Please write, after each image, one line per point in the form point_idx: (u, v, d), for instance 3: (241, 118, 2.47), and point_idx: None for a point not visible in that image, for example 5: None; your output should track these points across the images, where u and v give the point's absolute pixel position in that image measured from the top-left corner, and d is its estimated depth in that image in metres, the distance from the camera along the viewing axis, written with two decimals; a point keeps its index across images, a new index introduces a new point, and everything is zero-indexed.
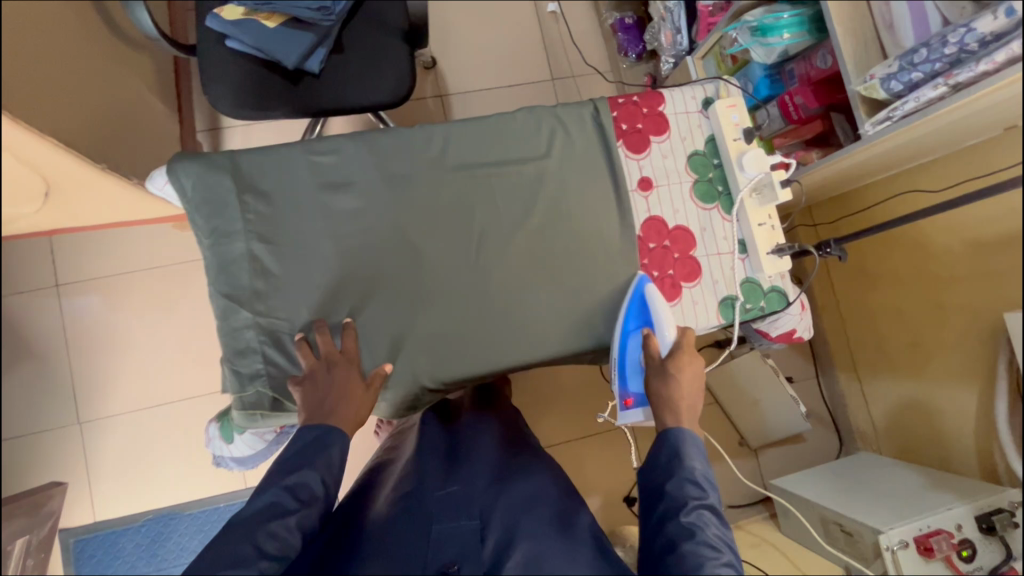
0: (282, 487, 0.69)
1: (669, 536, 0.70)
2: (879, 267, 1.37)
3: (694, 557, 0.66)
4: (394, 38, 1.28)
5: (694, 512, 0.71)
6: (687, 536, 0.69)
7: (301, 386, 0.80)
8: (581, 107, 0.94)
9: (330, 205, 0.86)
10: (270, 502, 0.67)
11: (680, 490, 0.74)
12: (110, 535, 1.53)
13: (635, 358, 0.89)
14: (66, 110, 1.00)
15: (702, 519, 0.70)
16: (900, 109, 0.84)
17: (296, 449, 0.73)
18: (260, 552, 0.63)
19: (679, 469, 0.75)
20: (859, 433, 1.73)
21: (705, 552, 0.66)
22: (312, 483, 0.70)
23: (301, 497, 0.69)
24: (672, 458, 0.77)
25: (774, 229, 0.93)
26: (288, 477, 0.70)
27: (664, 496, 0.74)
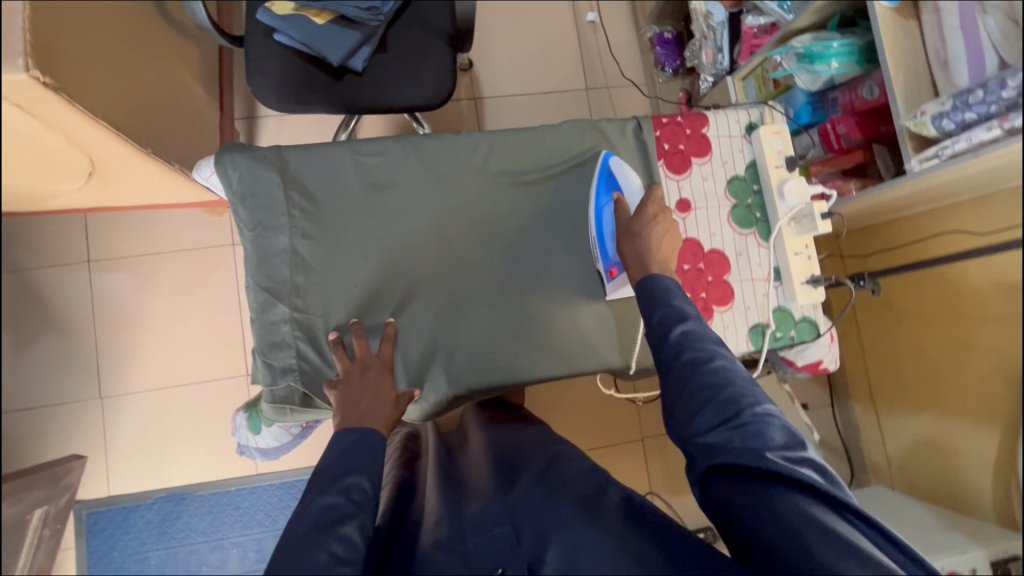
0: (337, 492, 0.66)
1: (669, 359, 0.72)
2: (905, 303, 1.38)
3: (696, 366, 0.69)
4: (437, 41, 1.29)
5: (684, 331, 0.73)
6: (683, 351, 0.71)
7: (336, 389, 0.81)
8: (624, 124, 0.94)
9: (372, 207, 0.87)
10: (329, 506, 0.64)
11: (665, 319, 0.75)
12: (122, 510, 1.56)
13: (612, 222, 0.88)
14: (119, 92, 1.02)
15: (693, 334, 0.73)
16: (950, 148, 0.84)
17: (336, 457, 0.71)
18: (334, 557, 0.58)
19: (659, 304, 0.76)
20: (872, 466, 1.71)
21: (705, 358, 0.70)
22: (364, 484, 0.68)
23: (356, 499, 0.66)
24: (652, 297, 0.78)
25: (810, 259, 0.92)
26: (340, 481, 0.67)
27: (652, 329, 0.75)
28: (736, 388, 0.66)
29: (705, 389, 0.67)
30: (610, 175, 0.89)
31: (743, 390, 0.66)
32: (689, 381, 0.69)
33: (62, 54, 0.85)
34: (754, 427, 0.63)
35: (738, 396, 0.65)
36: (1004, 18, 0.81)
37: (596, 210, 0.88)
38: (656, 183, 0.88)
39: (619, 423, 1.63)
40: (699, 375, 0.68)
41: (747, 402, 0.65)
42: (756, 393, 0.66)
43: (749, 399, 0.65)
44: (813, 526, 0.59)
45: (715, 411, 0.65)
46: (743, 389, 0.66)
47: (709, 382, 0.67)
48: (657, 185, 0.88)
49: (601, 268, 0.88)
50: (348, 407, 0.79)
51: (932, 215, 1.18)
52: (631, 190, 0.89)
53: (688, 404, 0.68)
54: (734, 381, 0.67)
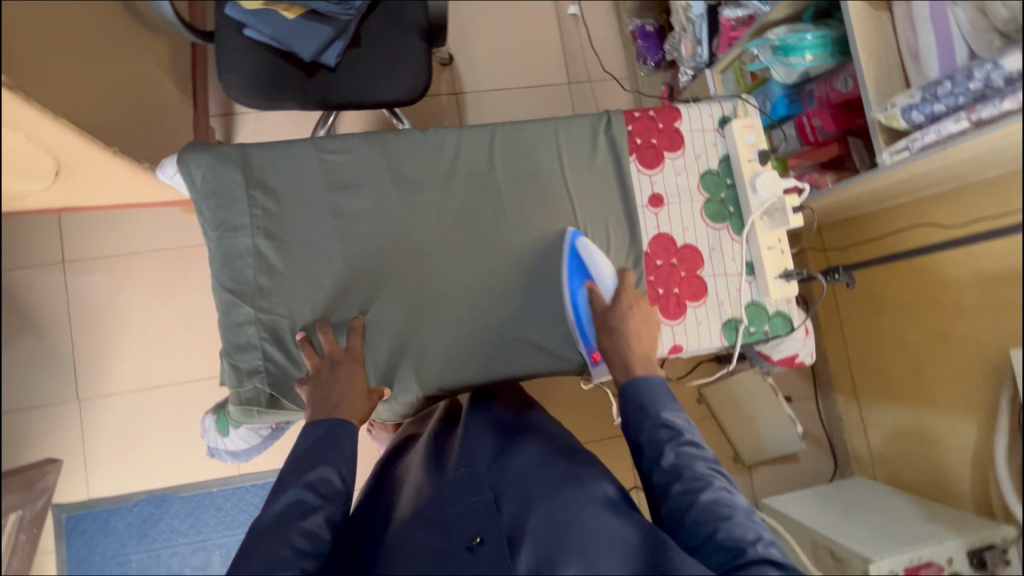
0: (303, 486, 0.69)
1: (663, 486, 0.73)
2: (884, 295, 1.38)
3: (689, 495, 0.70)
4: (412, 35, 1.27)
5: (676, 454, 0.73)
6: (677, 478, 0.72)
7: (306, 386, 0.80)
8: (595, 119, 0.93)
9: (338, 206, 0.85)
10: (294, 501, 0.68)
11: (654, 438, 0.75)
12: (103, 513, 1.53)
13: (586, 310, 0.87)
14: (80, 91, 1.00)
15: (685, 457, 0.73)
16: (920, 141, 0.83)
17: (304, 449, 0.73)
18: (297, 552, 0.63)
19: (647, 419, 0.76)
20: (855, 456, 1.74)
21: (700, 488, 0.70)
22: (333, 479, 0.71)
23: (323, 493, 0.70)
24: (640, 409, 0.78)
25: (783, 254, 0.92)
26: (308, 474, 0.70)
27: (643, 449, 0.76)
28: (734, 525, 0.66)
29: (704, 525, 0.68)
30: (580, 260, 0.87)
31: (743, 527, 0.67)
32: (686, 515, 0.70)
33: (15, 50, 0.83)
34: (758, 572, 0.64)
35: (732, 536, 0.66)
36: (974, 10, 0.80)
37: (570, 299, 0.87)
38: (628, 270, 0.87)
39: (603, 417, 1.63)
40: (696, 509, 0.69)
41: (749, 539, 0.66)
42: (755, 526, 0.67)
43: (750, 536, 0.66)
44: None
45: (716, 551, 0.67)
46: (741, 525, 0.67)
47: (705, 520, 0.68)
48: (632, 275, 0.86)
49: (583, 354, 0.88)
50: (320, 401, 0.79)
51: (897, 210, 1.19)
52: (604, 278, 0.87)
53: (689, 539, 0.69)
54: (733, 517, 0.67)
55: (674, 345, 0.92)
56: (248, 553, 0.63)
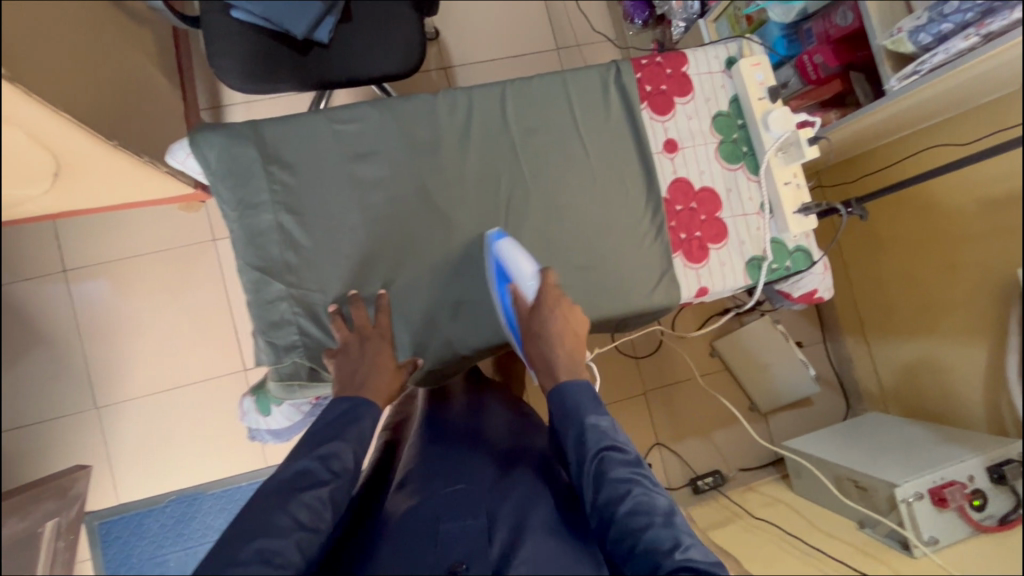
0: (315, 457, 0.69)
1: (587, 495, 0.67)
2: (888, 230, 1.41)
3: (613, 502, 0.64)
4: (402, 6, 1.25)
5: (598, 460, 0.68)
6: (598, 487, 0.66)
7: (334, 357, 0.81)
8: (603, 69, 0.93)
9: (356, 175, 0.85)
10: (303, 471, 0.68)
11: (580, 442, 0.70)
12: (136, 516, 1.55)
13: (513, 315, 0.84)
14: (75, 84, 0.98)
15: (606, 464, 0.67)
16: (928, 62, 0.84)
17: (327, 420, 0.74)
18: (297, 523, 0.63)
19: (572, 425, 0.72)
20: (866, 393, 1.78)
21: (619, 495, 0.64)
22: (344, 454, 0.71)
23: (334, 469, 0.69)
24: (565, 415, 0.74)
25: (800, 188, 0.93)
26: (321, 448, 0.70)
27: (571, 453, 0.71)
28: (652, 533, 0.60)
29: (623, 535, 0.62)
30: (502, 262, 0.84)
31: (661, 534, 0.60)
32: (608, 524, 0.63)
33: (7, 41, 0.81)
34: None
35: (654, 548, 0.59)
36: None
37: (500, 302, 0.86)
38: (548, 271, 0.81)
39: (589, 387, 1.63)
40: (615, 516, 0.63)
41: (665, 549, 0.59)
42: (675, 536, 0.60)
43: (667, 544, 0.60)
44: None
45: (632, 566, 0.60)
46: (659, 533, 0.61)
47: (625, 529, 0.62)
48: (546, 276, 0.80)
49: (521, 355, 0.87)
50: (348, 375, 0.80)
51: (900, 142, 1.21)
52: (525, 280, 0.82)
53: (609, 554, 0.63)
54: (652, 524, 0.61)
55: (701, 288, 0.93)
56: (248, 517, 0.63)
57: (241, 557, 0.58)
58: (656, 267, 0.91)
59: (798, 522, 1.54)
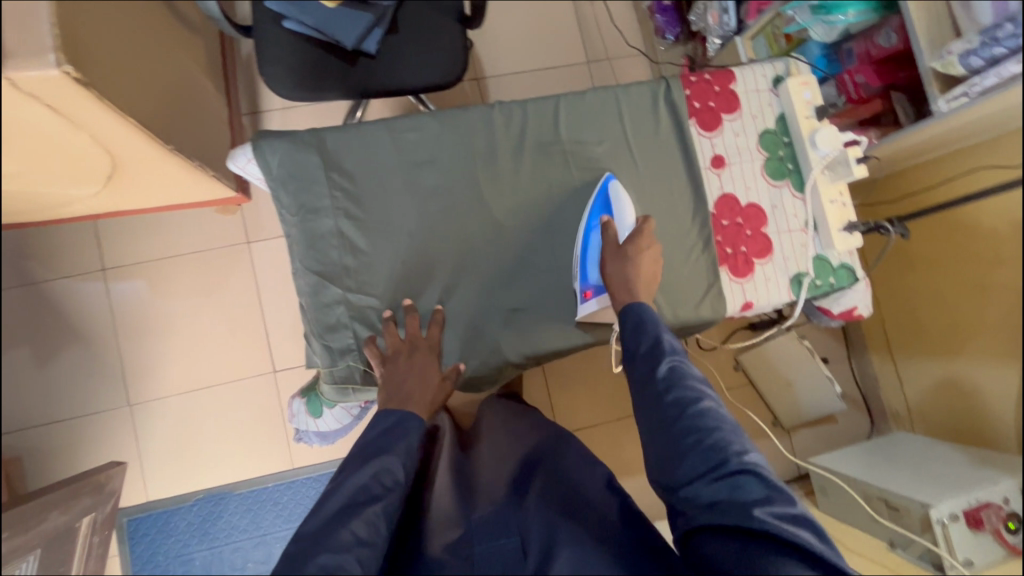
0: (368, 473, 0.71)
1: (656, 397, 0.74)
2: (923, 251, 1.42)
3: (682, 404, 0.72)
4: (448, 18, 1.27)
5: (670, 367, 0.75)
6: (670, 390, 0.74)
7: (383, 363, 0.83)
8: (654, 85, 0.94)
9: (413, 184, 0.87)
10: (359, 487, 0.69)
11: (651, 354, 0.78)
12: (164, 514, 1.56)
13: (597, 247, 0.88)
14: (138, 90, 1.01)
15: (678, 371, 0.75)
16: (979, 85, 0.85)
17: (375, 435, 0.76)
18: (356, 538, 0.63)
19: (646, 336, 0.79)
20: (892, 413, 1.77)
21: (690, 399, 0.72)
22: (394, 469, 0.72)
23: (386, 483, 0.71)
24: (639, 330, 0.80)
25: (845, 206, 0.94)
26: (371, 464, 0.72)
27: (641, 362, 0.78)
28: (723, 434, 0.69)
29: (693, 432, 0.70)
30: (606, 201, 0.89)
31: (731, 437, 0.69)
32: (676, 421, 0.71)
33: (82, 47, 0.83)
34: (738, 479, 0.65)
35: (724, 446, 0.67)
36: None
37: (584, 232, 0.89)
38: (649, 217, 0.87)
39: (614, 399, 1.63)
40: (687, 415, 0.71)
41: (733, 449, 0.67)
42: (742, 441, 0.68)
43: (734, 446, 0.68)
44: None
45: (700, 458, 0.68)
46: (728, 436, 0.69)
47: (696, 427, 0.70)
48: (651, 220, 0.86)
49: (577, 288, 0.88)
50: (397, 384, 0.82)
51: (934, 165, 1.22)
52: (622, 221, 0.87)
53: (674, 447, 0.70)
54: (722, 428, 0.69)
55: (745, 302, 0.94)
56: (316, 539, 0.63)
57: (307, 570, 0.59)
58: (702, 280, 0.93)
59: None
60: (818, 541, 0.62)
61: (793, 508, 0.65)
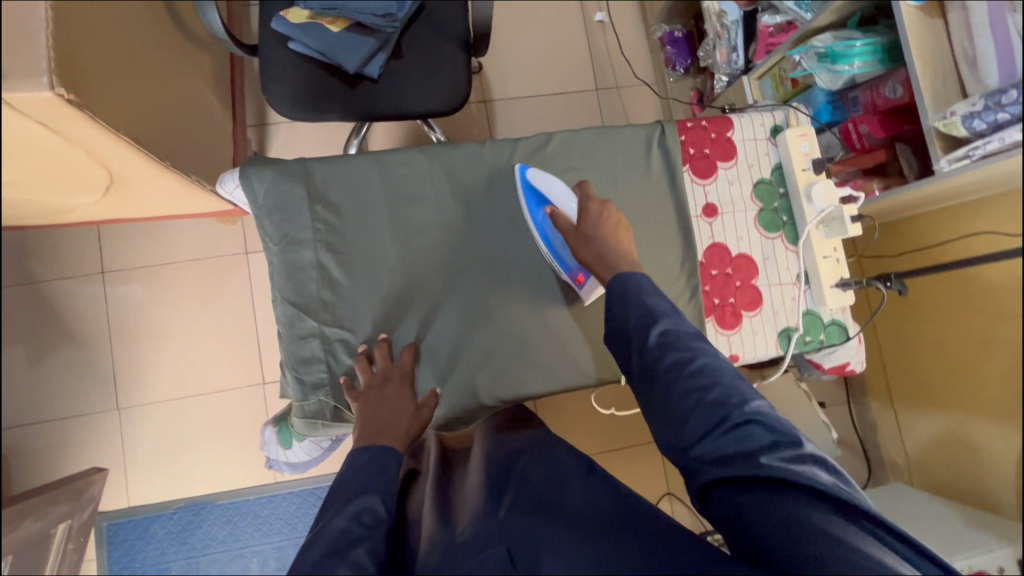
0: (349, 515, 0.65)
1: (649, 363, 0.72)
2: (929, 304, 1.38)
3: (682, 365, 0.70)
4: (452, 45, 1.28)
5: (662, 332, 0.73)
6: (665, 354, 0.71)
7: (356, 398, 0.81)
8: (649, 129, 0.93)
9: (397, 219, 0.86)
10: (342, 532, 0.63)
11: (642, 319, 0.74)
12: (143, 520, 1.56)
13: (553, 232, 0.86)
14: (138, 107, 1.02)
15: (671, 333, 0.73)
16: (981, 149, 0.83)
17: (352, 473, 0.71)
18: None
19: (635, 302, 0.75)
20: (890, 463, 1.72)
21: (687, 359, 0.70)
22: (376, 507, 0.67)
23: (367, 522, 0.66)
24: (625, 298, 0.77)
25: (839, 262, 0.91)
26: (351, 505, 0.67)
27: (631, 330, 0.75)
28: (723, 390, 0.67)
29: (693, 391, 0.68)
30: (535, 188, 0.87)
31: (731, 391, 0.68)
32: (675, 385, 0.69)
33: (80, 67, 0.84)
34: (745, 430, 0.65)
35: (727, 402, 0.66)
36: None
37: (536, 227, 0.86)
38: (586, 182, 0.87)
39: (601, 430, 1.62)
40: (686, 377, 0.68)
41: (735, 402, 0.67)
42: (743, 392, 0.68)
43: (736, 398, 0.67)
44: (829, 537, 0.60)
45: (705, 417, 0.66)
46: (729, 390, 0.68)
47: (697, 386, 0.68)
48: (586, 182, 0.86)
49: (567, 278, 0.87)
50: (368, 420, 0.79)
51: (940, 219, 1.18)
52: (562, 199, 0.86)
53: (677, 410, 0.68)
54: (722, 382, 0.68)
55: (730, 355, 0.92)
56: None
57: None
58: None
59: None
60: (829, 477, 0.64)
61: (799, 449, 0.65)
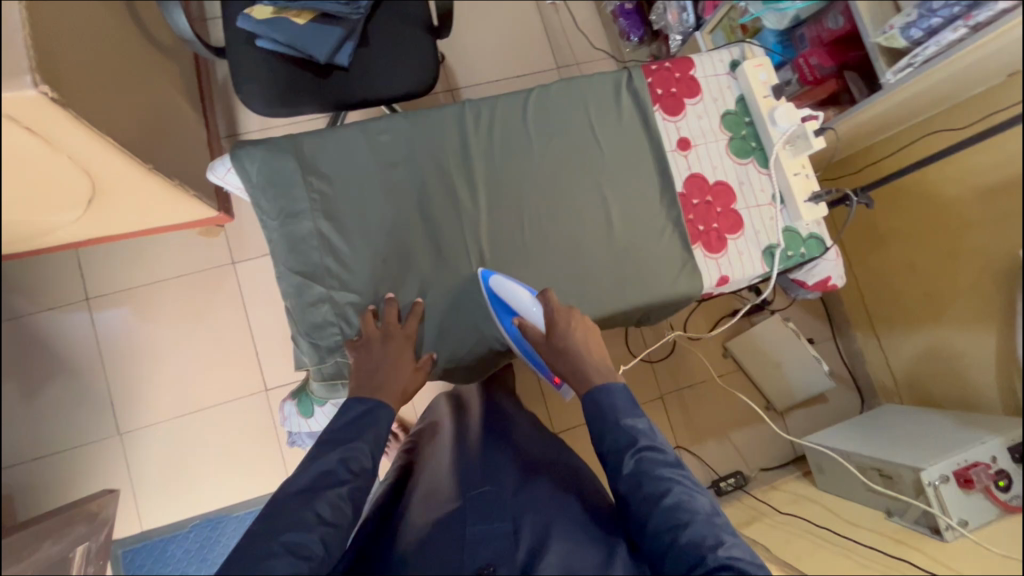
0: (337, 459, 0.74)
1: (626, 494, 0.74)
2: (892, 223, 1.47)
3: (652, 500, 0.71)
4: (416, 28, 1.31)
5: (637, 461, 0.75)
6: (639, 485, 0.73)
7: (357, 350, 0.86)
8: (617, 75, 0.98)
9: (390, 182, 0.89)
10: (325, 471, 0.72)
11: (616, 445, 0.77)
12: (160, 542, 1.54)
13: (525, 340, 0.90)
14: (114, 110, 1.03)
15: (645, 463, 0.75)
16: (921, 55, 0.91)
17: (344, 422, 0.79)
18: (321, 518, 0.67)
19: (609, 427, 0.78)
20: (879, 387, 1.80)
21: (661, 494, 0.71)
22: (362, 456, 0.76)
23: (353, 469, 0.74)
24: (600, 417, 0.80)
25: (808, 178, 0.97)
26: (339, 450, 0.75)
27: (607, 456, 0.78)
28: (695, 530, 0.68)
29: (666, 532, 0.69)
30: (501, 300, 0.89)
31: (703, 532, 0.68)
32: (648, 521, 0.71)
33: (57, 68, 0.85)
34: None
35: (696, 546, 0.67)
36: None
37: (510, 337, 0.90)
38: (548, 291, 0.87)
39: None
40: (658, 514, 0.70)
41: (709, 544, 0.67)
42: (716, 535, 0.68)
43: (710, 540, 0.67)
44: None
45: (676, 558, 0.67)
46: (703, 529, 0.68)
47: (668, 526, 0.69)
48: (548, 294, 0.86)
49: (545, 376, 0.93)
50: (369, 372, 0.84)
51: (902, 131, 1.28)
52: (528, 307, 0.87)
53: (652, 547, 0.70)
54: (694, 521, 0.69)
55: (721, 277, 0.97)
56: (274, 511, 0.67)
57: (272, 549, 0.62)
58: (676, 258, 0.96)
59: (821, 514, 1.55)
60: None
61: None
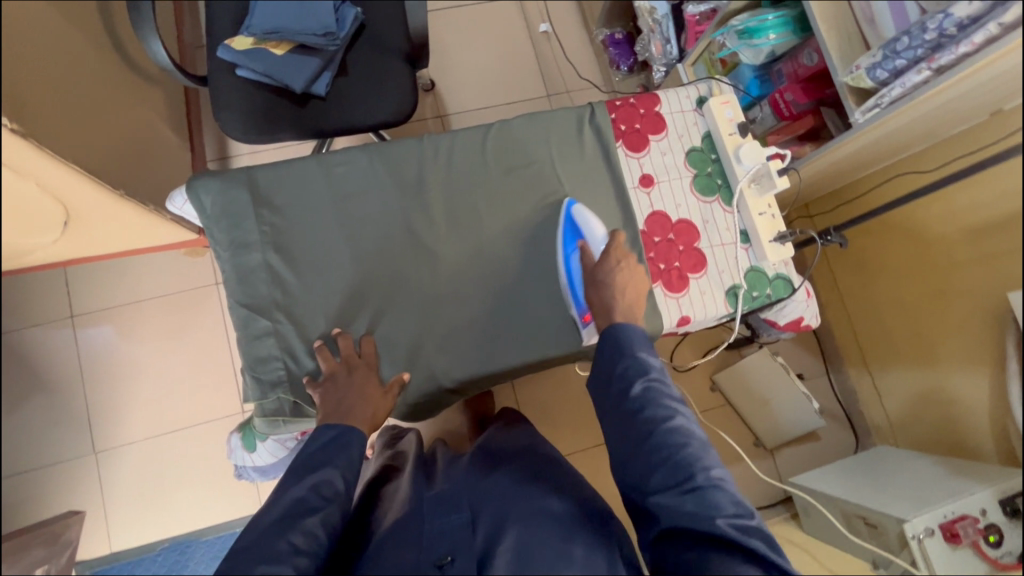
0: (307, 487, 0.69)
1: (625, 412, 0.74)
2: (875, 259, 1.44)
3: (654, 421, 0.71)
4: (396, 59, 1.33)
5: (645, 387, 0.74)
6: (644, 407, 0.73)
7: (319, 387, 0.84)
8: (580, 110, 0.98)
9: (345, 215, 0.89)
10: (297, 500, 0.68)
11: (626, 372, 0.76)
12: (128, 565, 1.52)
13: (578, 273, 0.90)
14: (87, 139, 1.05)
15: (653, 391, 0.74)
16: (887, 96, 0.89)
17: (317, 447, 0.75)
18: (294, 548, 0.63)
19: (623, 355, 0.78)
20: (873, 426, 1.72)
21: (664, 417, 0.71)
22: (336, 481, 0.71)
23: (326, 495, 0.70)
24: (617, 349, 0.79)
25: (775, 218, 0.94)
26: (310, 477, 0.70)
27: (615, 381, 0.77)
28: (693, 452, 0.68)
29: (663, 449, 0.69)
30: (574, 224, 0.92)
31: (701, 454, 0.68)
32: (647, 437, 0.70)
33: (23, 99, 0.87)
34: (705, 493, 0.65)
35: (691, 464, 0.67)
36: None
37: (563, 262, 0.91)
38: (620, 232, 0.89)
39: (577, 426, 1.65)
40: (656, 435, 0.70)
41: (703, 465, 0.67)
42: (710, 458, 0.68)
43: (704, 461, 0.68)
44: None
45: (667, 474, 0.67)
46: (699, 452, 0.68)
47: (666, 445, 0.69)
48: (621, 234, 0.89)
49: (574, 314, 0.90)
50: (335, 404, 0.82)
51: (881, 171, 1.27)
52: (596, 240, 0.90)
53: (642, 462, 0.70)
54: (693, 443, 0.69)
55: (682, 317, 0.94)
56: (247, 548, 0.63)
57: None
58: None
59: (808, 562, 1.48)
60: (770, 551, 0.64)
61: (751, 521, 0.66)
